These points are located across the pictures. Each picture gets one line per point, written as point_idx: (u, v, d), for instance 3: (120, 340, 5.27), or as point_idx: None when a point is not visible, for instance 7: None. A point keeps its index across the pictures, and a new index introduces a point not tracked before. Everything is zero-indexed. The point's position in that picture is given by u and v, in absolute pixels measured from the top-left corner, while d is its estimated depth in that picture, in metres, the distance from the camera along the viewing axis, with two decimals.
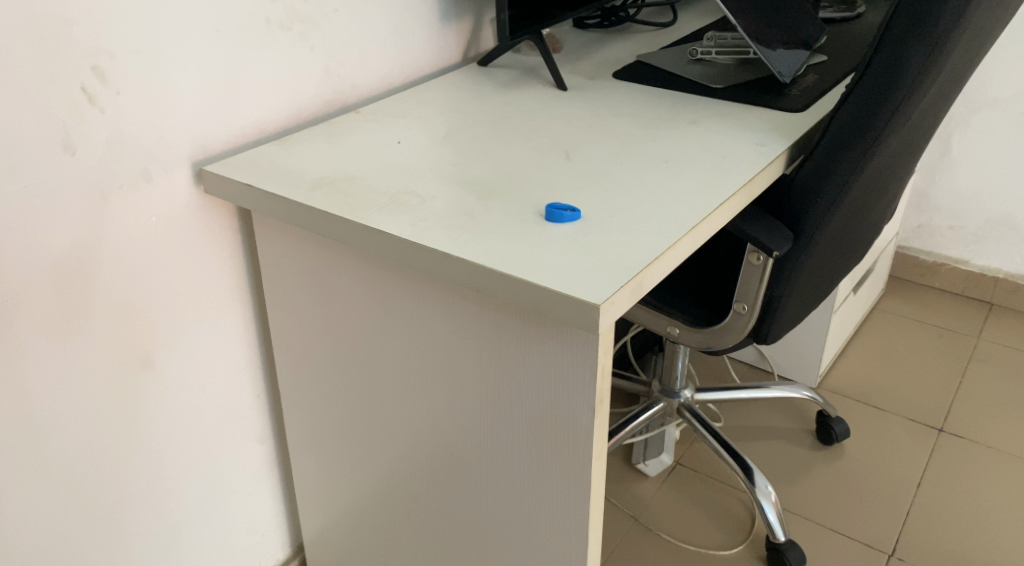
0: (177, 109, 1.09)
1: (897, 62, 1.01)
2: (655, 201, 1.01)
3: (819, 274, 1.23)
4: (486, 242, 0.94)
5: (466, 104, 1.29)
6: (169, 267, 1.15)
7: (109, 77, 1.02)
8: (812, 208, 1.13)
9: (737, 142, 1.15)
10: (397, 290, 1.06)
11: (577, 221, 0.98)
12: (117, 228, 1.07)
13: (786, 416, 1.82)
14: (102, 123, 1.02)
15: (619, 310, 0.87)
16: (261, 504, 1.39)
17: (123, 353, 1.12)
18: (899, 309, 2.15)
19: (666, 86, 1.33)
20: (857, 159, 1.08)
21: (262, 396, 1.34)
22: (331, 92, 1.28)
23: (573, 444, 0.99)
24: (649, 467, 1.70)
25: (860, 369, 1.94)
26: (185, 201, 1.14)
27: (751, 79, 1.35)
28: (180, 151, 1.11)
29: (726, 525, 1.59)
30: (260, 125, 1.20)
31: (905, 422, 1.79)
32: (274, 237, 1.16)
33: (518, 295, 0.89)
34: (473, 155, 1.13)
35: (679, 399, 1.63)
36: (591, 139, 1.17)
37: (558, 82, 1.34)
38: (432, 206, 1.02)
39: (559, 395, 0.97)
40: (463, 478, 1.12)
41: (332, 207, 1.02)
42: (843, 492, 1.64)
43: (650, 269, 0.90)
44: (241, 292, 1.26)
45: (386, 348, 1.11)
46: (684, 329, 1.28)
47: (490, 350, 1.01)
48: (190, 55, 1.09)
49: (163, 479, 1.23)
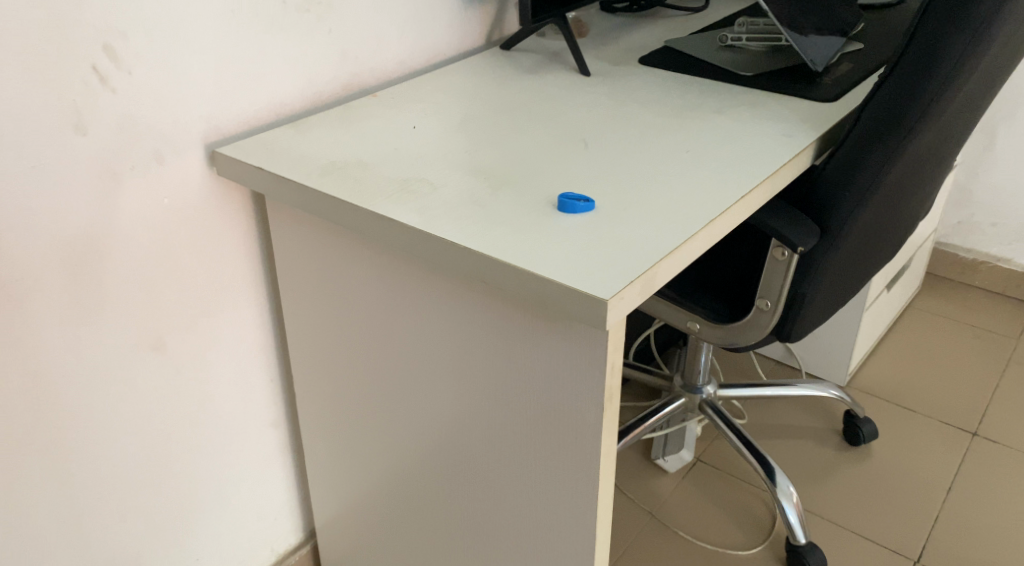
0: (190, 92, 1.07)
1: (936, 49, 0.97)
2: (672, 194, 0.97)
3: (848, 270, 1.18)
4: (493, 233, 0.92)
5: (486, 89, 1.26)
6: (182, 251, 1.13)
7: (120, 57, 1.00)
8: (839, 203, 1.08)
9: (762, 132, 1.11)
10: (406, 280, 1.03)
11: (591, 212, 0.95)
12: (129, 210, 1.06)
13: (810, 415, 1.78)
14: (113, 104, 1.01)
15: (629, 306, 0.84)
16: (272, 490, 1.38)
17: (134, 335, 1.12)
18: (935, 306, 2.08)
19: (692, 73, 1.28)
20: (890, 152, 1.03)
21: (274, 381, 1.33)
22: (349, 75, 1.26)
23: (581, 442, 0.96)
24: (667, 463, 1.66)
25: (891, 367, 1.88)
26: (197, 184, 1.12)
27: (781, 66, 1.29)
28: (193, 134, 1.10)
29: (746, 524, 1.55)
30: (275, 108, 1.18)
31: (937, 424, 1.73)
32: (285, 224, 1.14)
33: (526, 289, 0.87)
34: (488, 143, 1.10)
35: (701, 395, 1.62)
36: (611, 128, 1.13)
37: (581, 68, 1.30)
38: (442, 194, 0.99)
39: (568, 393, 0.94)
40: (472, 472, 1.10)
41: (342, 194, 1.00)
42: (867, 495, 1.60)
43: (662, 265, 0.87)
44: (255, 278, 1.24)
45: (395, 338, 1.09)
46: (704, 325, 1.24)
47: (499, 343, 0.98)
48: (204, 37, 1.07)
49: (174, 462, 1.22)
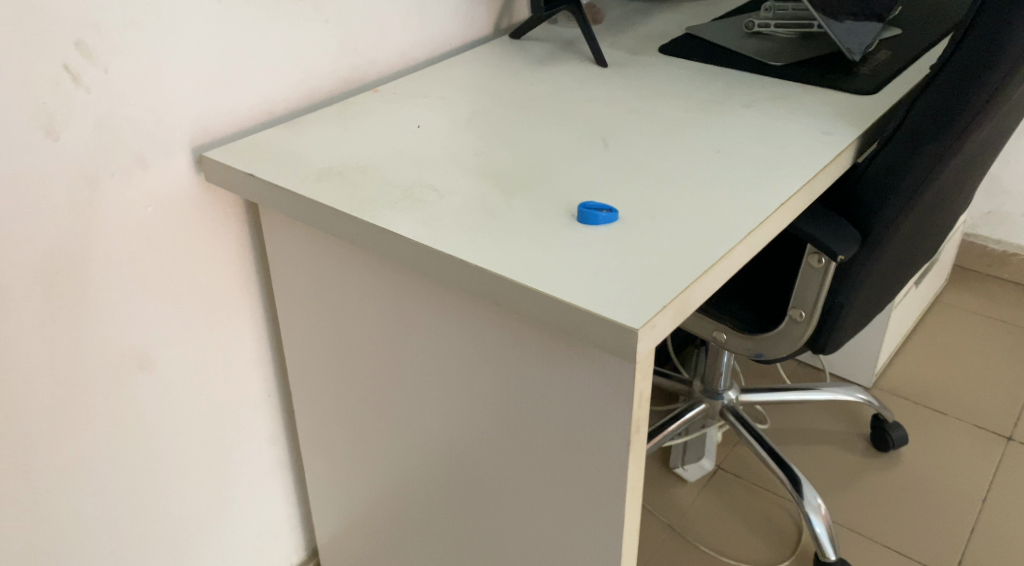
0: (173, 90, 0.98)
1: (996, 41, 0.88)
2: (703, 201, 0.88)
3: (888, 277, 1.09)
4: (508, 247, 0.83)
5: (496, 82, 1.17)
6: (168, 261, 1.04)
7: (95, 53, 0.91)
8: (883, 207, 0.99)
9: (798, 129, 1.02)
10: (411, 296, 0.94)
11: (614, 222, 0.86)
12: (110, 220, 0.97)
13: (836, 419, 1.69)
14: (88, 104, 0.92)
15: (661, 333, 0.75)
16: (271, 510, 1.30)
17: (119, 354, 1.03)
18: (964, 301, 1.99)
19: (718, 63, 1.19)
20: (941, 152, 0.94)
21: (272, 396, 1.24)
22: (348, 68, 1.17)
23: (604, 477, 0.87)
24: (687, 472, 1.58)
25: (919, 367, 1.79)
26: (184, 190, 1.03)
27: (814, 55, 1.20)
28: (178, 135, 1.00)
29: (771, 537, 1.47)
30: (268, 106, 1.09)
31: (970, 428, 1.65)
32: (280, 232, 1.05)
33: (545, 313, 0.78)
34: (500, 142, 1.01)
35: (722, 401, 1.53)
36: (632, 125, 1.04)
37: (598, 58, 1.21)
38: (451, 202, 0.90)
39: (589, 423, 0.85)
40: (483, 500, 1.01)
41: (340, 203, 0.91)
42: (898, 506, 1.51)
43: (696, 285, 0.78)
44: (249, 289, 1.15)
45: (400, 356, 1.00)
46: (732, 335, 1.15)
47: (513, 366, 0.89)
48: (188, 29, 0.98)
49: (165, 487, 1.13)
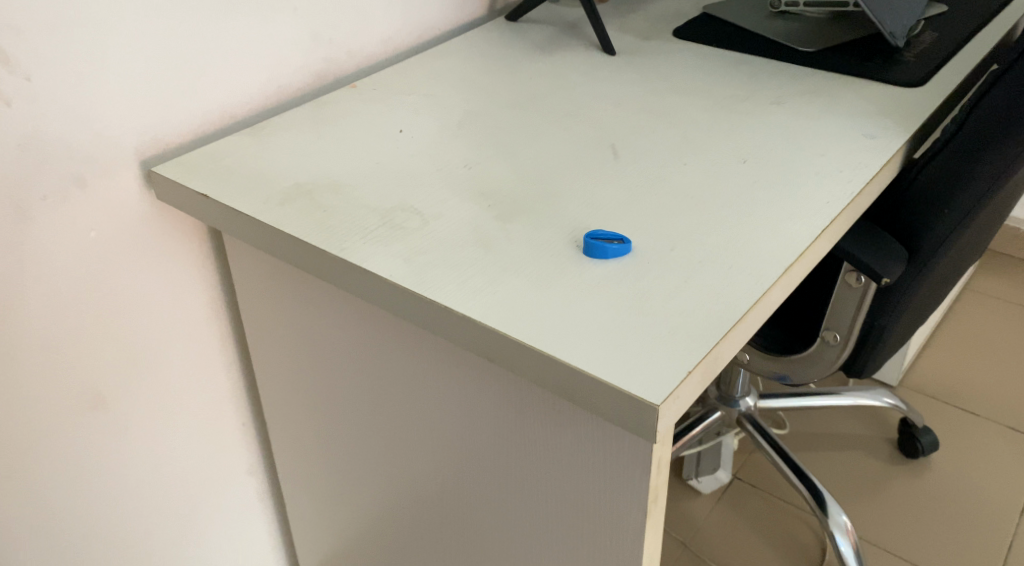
0: (114, 97, 0.85)
1: None
2: (731, 227, 0.76)
3: (935, 296, 0.97)
4: (503, 291, 0.70)
5: (491, 75, 1.03)
6: (119, 289, 0.92)
7: (13, 58, 0.78)
8: (936, 223, 0.87)
9: (836, 133, 0.88)
10: (393, 335, 0.82)
11: (626, 256, 0.73)
12: (45, 248, 0.85)
13: (858, 422, 1.58)
14: (10, 119, 0.79)
15: (686, 401, 0.63)
16: (252, 545, 1.18)
17: (65, 395, 0.91)
18: (995, 288, 1.87)
19: (740, 51, 1.05)
20: (1007, 161, 0.82)
21: (247, 425, 1.12)
22: (324, 62, 1.03)
23: (615, 548, 0.75)
24: (702, 483, 1.48)
25: (948, 363, 1.68)
26: (133, 209, 0.90)
27: (849, 39, 1.06)
28: (124, 147, 0.87)
29: (792, 554, 1.37)
30: (231, 109, 0.96)
31: (1004, 431, 1.54)
32: (245, 255, 0.93)
33: (546, 376, 0.66)
34: (494, 152, 0.88)
35: (739, 408, 1.40)
36: (646, 129, 0.90)
37: (604, 45, 1.07)
38: (437, 230, 0.77)
39: (598, 489, 0.74)
40: (479, 557, 0.90)
41: (309, 232, 0.78)
42: (930, 519, 1.40)
43: (726, 339, 0.66)
44: (217, 313, 1.03)
45: (381, 398, 0.88)
46: (755, 355, 1.05)
47: (510, 421, 0.77)
48: (127, 26, 0.84)
49: (129, 534, 1.02)
